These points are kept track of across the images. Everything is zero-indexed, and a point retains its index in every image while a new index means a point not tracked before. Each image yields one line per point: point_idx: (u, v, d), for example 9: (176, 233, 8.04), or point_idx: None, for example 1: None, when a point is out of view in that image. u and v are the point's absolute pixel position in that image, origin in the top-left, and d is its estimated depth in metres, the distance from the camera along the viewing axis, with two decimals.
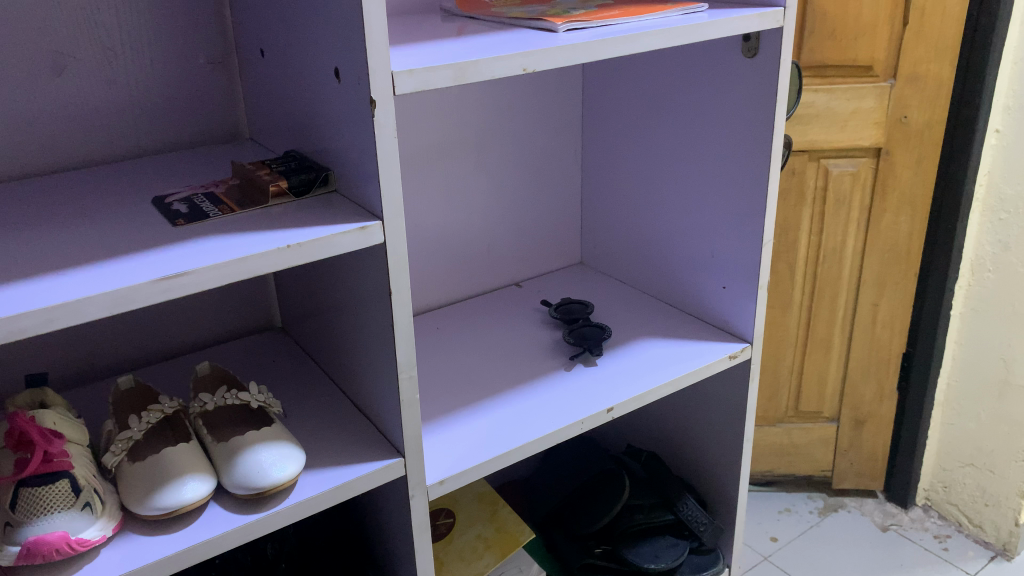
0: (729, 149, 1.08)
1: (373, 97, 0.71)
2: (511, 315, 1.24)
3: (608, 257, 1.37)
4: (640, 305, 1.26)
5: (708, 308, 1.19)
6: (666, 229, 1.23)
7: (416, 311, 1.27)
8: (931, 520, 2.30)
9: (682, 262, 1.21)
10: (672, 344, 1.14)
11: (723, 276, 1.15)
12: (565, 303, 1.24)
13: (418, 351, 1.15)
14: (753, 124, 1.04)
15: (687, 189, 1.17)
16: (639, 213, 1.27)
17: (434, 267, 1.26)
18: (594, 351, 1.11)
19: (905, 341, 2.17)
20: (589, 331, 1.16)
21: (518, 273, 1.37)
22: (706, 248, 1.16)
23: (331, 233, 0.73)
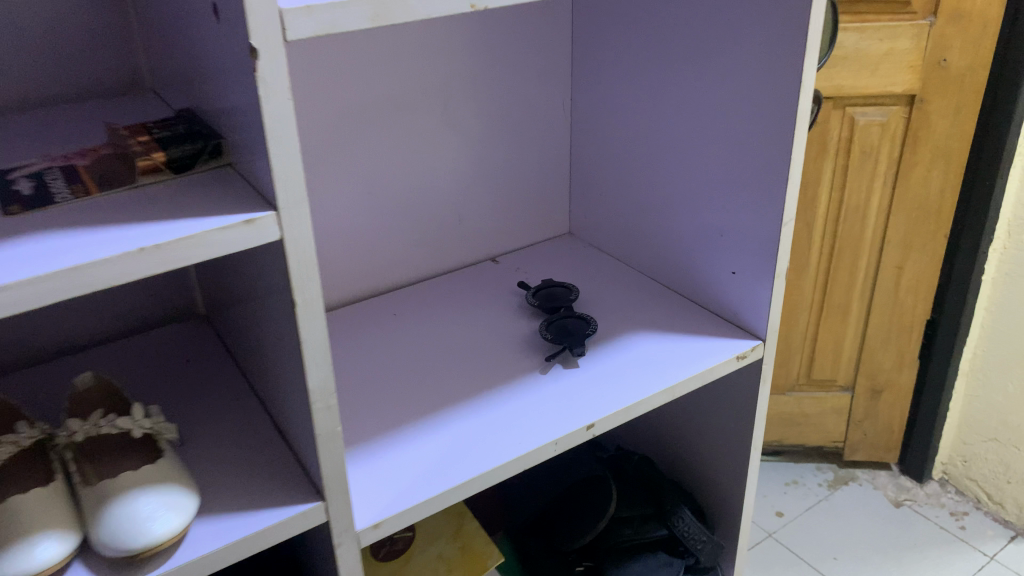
0: (746, 105, 0.88)
1: (254, 46, 0.51)
2: (483, 299, 1.06)
3: (599, 228, 1.18)
4: (635, 287, 1.08)
5: (714, 295, 1.00)
6: (664, 199, 1.03)
7: (372, 291, 1.09)
8: (948, 495, 2.15)
9: (686, 240, 1.02)
10: (669, 340, 0.96)
11: (734, 259, 0.96)
12: (545, 287, 1.05)
13: (369, 343, 0.98)
14: (775, 76, 0.84)
15: (695, 151, 0.97)
16: (634, 178, 1.07)
17: (392, 241, 1.08)
18: (578, 346, 0.93)
19: (930, 306, 1.99)
20: (572, 323, 0.97)
21: (495, 246, 1.19)
22: (712, 224, 0.97)
23: (199, 230, 0.54)
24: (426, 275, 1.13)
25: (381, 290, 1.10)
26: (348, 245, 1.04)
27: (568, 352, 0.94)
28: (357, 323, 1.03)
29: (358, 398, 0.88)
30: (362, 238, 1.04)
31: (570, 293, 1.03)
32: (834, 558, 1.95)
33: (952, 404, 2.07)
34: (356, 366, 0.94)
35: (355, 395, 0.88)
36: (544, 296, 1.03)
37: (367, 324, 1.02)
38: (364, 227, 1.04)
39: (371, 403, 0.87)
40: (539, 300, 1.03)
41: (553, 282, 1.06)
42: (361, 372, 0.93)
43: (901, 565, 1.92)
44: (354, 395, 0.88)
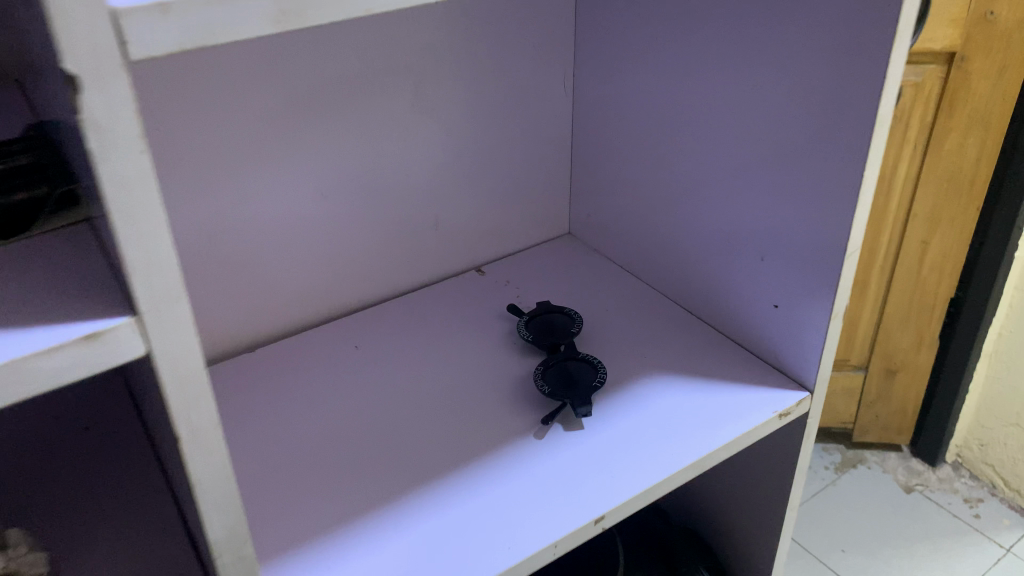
0: (803, 102, 0.68)
1: (73, 73, 0.31)
2: (464, 326, 0.88)
3: (606, 232, 0.98)
4: (648, 310, 0.89)
5: (749, 330, 0.81)
6: (688, 207, 0.84)
7: (333, 314, 0.90)
8: (961, 480, 1.84)
9: (714, 259, 0.83)
10: (694, 391, 0.77)
11: (777, 290, 0.77)
12: (542, 313, 0.86)
13: (324, 391, 0.80)
14: (844, 69, 0.64)
15: (731, 154, 0.77)
16: (649, 177, 0.88)
17: (353, 255, 0.88)
18: (583, 402, 0.74)
19: (956, 284, 1.67)
20: (575, 366, 0.79)
21: (480, 253, 0.99)
22: (750, 245, 0.78)
23: (9, 357, 0.34)
24: (398, 291, 0.94)
25: (343, 311, 0.91)
26: (298, 263, 0.84)
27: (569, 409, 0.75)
28: (311, 360, 0.84)
29: (305, 474, 0.70)
30: (316, 254, 0.85)
31: (572, 323, 0.84)
32: (841, 550, 1.65)
33: (973, 385, 1.76)
34: (306, 424, 0.76)
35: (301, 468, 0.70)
36: (539, 327, 0.84)
37: (323, 362, 0.84)
38: (317, 241, 0.84)
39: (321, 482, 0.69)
40: (534, 332, 0.84)
41: (549, 306, 0.87)
42: (311, 433, 0.74)
43: (911, 564, 1.62)
44: (301, 467, 0.70)
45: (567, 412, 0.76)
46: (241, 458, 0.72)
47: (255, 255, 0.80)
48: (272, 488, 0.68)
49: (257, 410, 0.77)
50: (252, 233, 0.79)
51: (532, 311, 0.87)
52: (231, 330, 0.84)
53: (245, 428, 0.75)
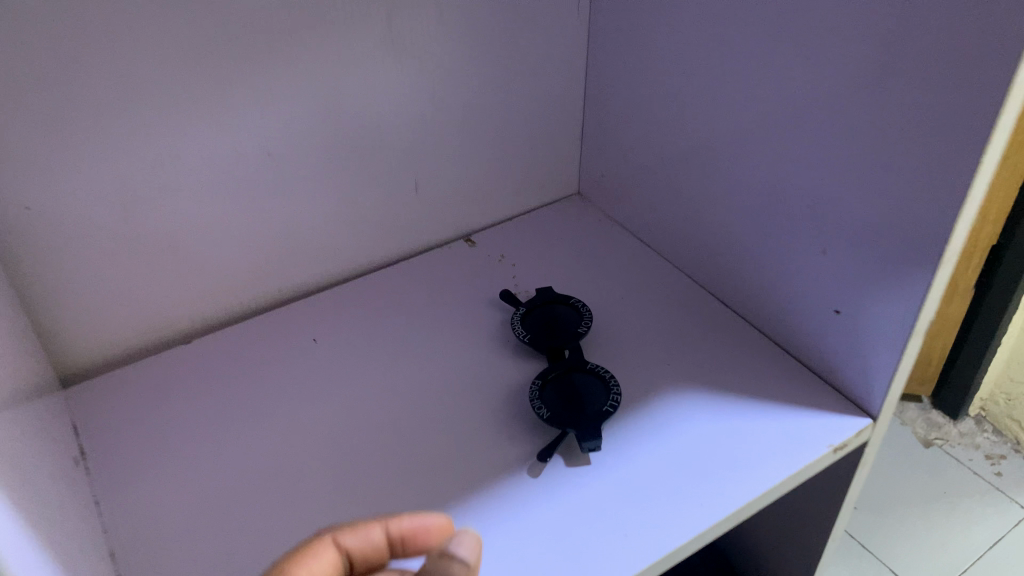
0: (884, 61, 0.51)
1: None
2: (449, 314, 0.73)
3: (625, 197, 0.82)
4: (672, 300, 0.74)
5: (798, 335, 0.66)
6: (725, 179, 0.68)
7: (295, 295, 0.76)
8: (984, 437, 1.44)
9: (757, 246, 0.67)
10: (726, 418, 0.62)
11: (836, 295, 0.61)
12: (545, 306, 0.70)
13: (277, 399, 0.66)
14: (955, 17, 0.46)
15: (784, 121, 0.60)
16: (676, 139, 0.72)
17: (314, 227, 0.73)
18: (591, 435, 0.58)
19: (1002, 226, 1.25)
20: (580, 377, 0.63)
21: (471, 219, 0.83)
22: (802, 234, 0.62)
23: None
24: (373, 266, 0.79)
25: (305, 290, 0.77)
26: (242, 237, 0.69)
27: (573, 437, 0.60)
28: (262, 355, 0.70)
29: (241, 513, 0.56)
30: (264, 224, 0.70)
31: (580, 322, 0.68)
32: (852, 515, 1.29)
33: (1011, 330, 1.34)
34: (249, 442, 0.62)
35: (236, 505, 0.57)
36: (541, 324, 0.69)
37: (277, 359, 0.69)
38: (264, 208, 0.69)
39: (258, 522, 0.55)
40: (533, 331, 0.68)
41: (555, 297, 0.71)
42: (254, 454, 0.61)
43: (914, 544, 1.25)
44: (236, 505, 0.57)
45: (570, 442, 0.60)
46: (164, 486, 0.59)
47: (183, 227, 0.65)
48: (196, 530, 0.55)
49: (193, 423, 0.64)
50: (178, 200, 0.64)
51: (533, 303, 0.71)
52: (165, 315, 0.69)
53: (174, 447, 0.62)
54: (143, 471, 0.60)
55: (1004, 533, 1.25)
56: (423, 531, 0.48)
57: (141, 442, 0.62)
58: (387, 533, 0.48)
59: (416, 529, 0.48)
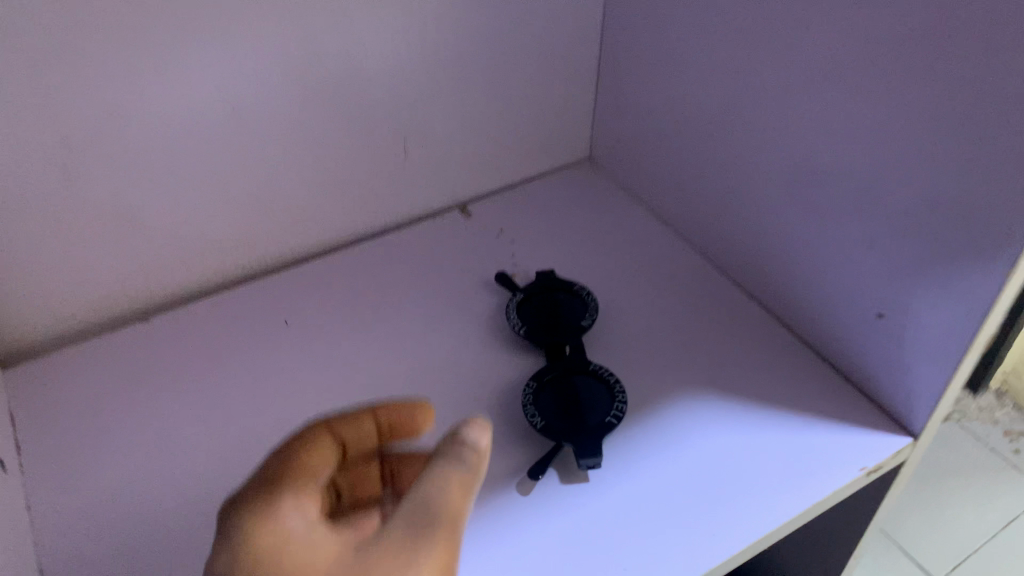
0: (960, 32, 0.42)
1: None
2: (438, 297, 0.65)
3: (643, 167, 0.73)
4: (689, 289, 0.66)
5: (831, 337, 0.58)
6: (756, 154, 0.59)
7: (269, 268, 0.69)
8: (1003, 410, 1.30)
9: (791, 235, 0.59)
10: (744, 432, 0.55)
11: (880, 296, 0.53)
12: (545, 293, 0.62)
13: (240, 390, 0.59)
14: None
15: (832, 100, 0.51)
16: (701, 106, 0.63)
17: (289, 194, 0.65)
18: (591, 453, 0.51)
19: None
20: (582, 379, 0.56)
21: (468, 186, 0.75)
22: (843, 223, 0.54)
23: None
24: (357, 237, 0.72)
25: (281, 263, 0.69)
26: (206, 205, 0.61)
27: (571, 451, 0.53)
28: (229, 337, 0.63)
29: (189, 525, 0.50)
30: (230, 191, 0.62)
31: (584, 314, 0.60)
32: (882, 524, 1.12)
33: None
34: (206, 437, 0.55)
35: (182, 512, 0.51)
36: (540, 314, 0.61)
37: (245, 343, 0.62)
38: (230, 174, 0.61)
39: (207, 537, 0.49)
40: (530, 321, 0.60)
41: (557, 283, 0.63)
42: (210, 453, 0.54)
43: (920, 527, 1.12)
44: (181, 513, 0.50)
45: (566, 455, 0.53)
46: (104, 489, 0.52)
47: (132, 195, 0.58)
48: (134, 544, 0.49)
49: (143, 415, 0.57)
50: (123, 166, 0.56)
51: (532, 288, 0.63)
52: (119, 292, 0.62)
53: (122, 441, 0.55)
54: (85, 470, 0.53)
55: (1021, 513, 1.13)
56: (412, 418, 0.44)
57: (84, 437, 0.56)
58: (377, 421, 0.43)
59: (405, 417, 0.44)
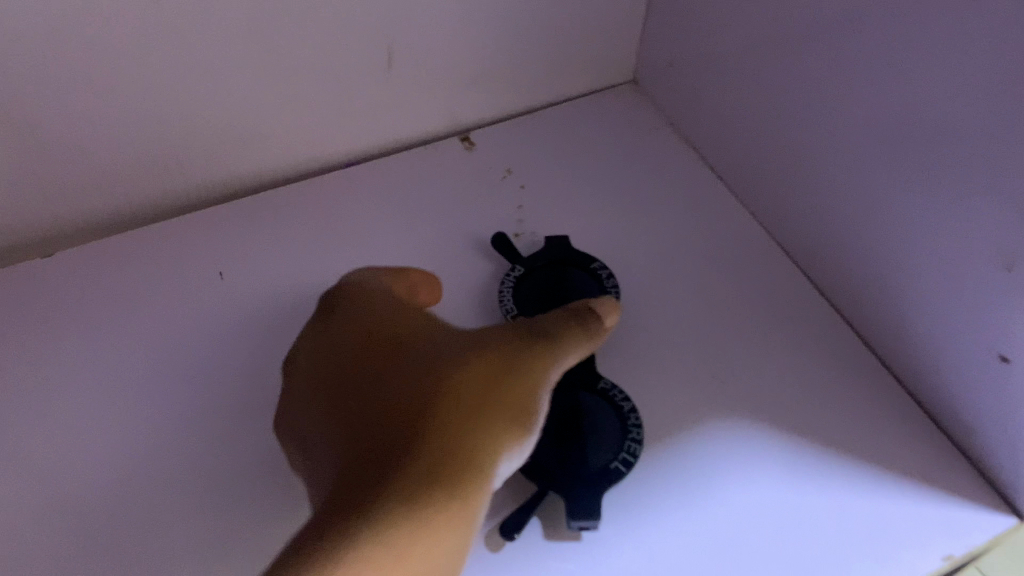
0: None
1: None
2: (422, 256, 0.52)
3: (701, 105, 0.58)
4: (739, 277, 0.52)
5: (921, 362, 0.45)
6: (853, 115, 0.44)
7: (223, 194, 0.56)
8: None
9: (882, 233, 0.45)
10: (790, 493, 0.42)
11: (992, 336, 0.39)
12: (554, 271, 0.49)
13: (166, 356, 0.48)
14: None
15: (966, 70, 0.36)
16: (785, 39, 0.48)
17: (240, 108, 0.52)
18: (587, 512, 0.39)
19: None
20: (588, 399, 0.43)
21: (478, 108, 0.61)
22: (957, 230, 0.39)
23: None
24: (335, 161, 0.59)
25: (240, 188, 0.57)
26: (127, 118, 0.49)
27: (559, 500, 0.41)
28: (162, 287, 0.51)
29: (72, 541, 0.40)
30: (165, 107, 0.50)
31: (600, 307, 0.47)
32: None
33: None
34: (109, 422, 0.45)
35: (65, 522, 0.41)
36: (542, 301, 0.47)
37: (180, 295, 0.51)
38: (162, 87, 0.49)
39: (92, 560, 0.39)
40: (529, 310, 0.47)
41: (571, 259, 0.49)
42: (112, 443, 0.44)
43: None
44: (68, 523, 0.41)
45: (555, 502, 0.42)
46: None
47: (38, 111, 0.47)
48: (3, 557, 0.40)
49: (44, 377, 0.47)
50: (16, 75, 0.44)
51: (538, 263, 0.49)
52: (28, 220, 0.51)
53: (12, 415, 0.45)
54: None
55: None
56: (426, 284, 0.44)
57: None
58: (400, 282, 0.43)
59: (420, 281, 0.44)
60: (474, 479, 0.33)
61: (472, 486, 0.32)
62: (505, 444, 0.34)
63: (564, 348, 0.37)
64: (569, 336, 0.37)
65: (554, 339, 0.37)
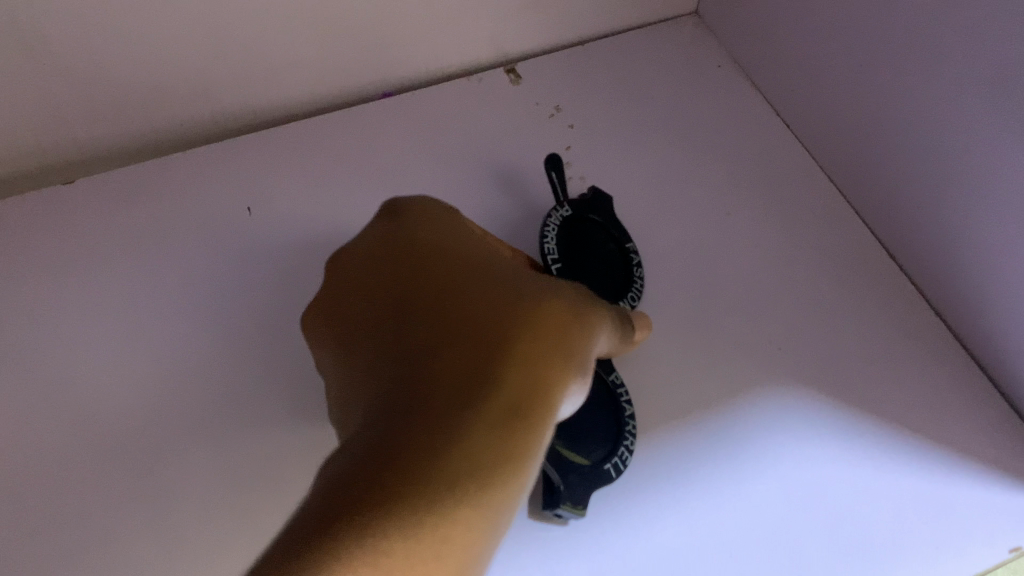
0: None
1: None
2: (466, 198, 0.49)
3: (768, 43, 0.54)
4: (801, 235, 0.49)
5: (995, 337, 0.42)
6: (951, 64, 0.40)
7: (256, 122, 0.53)
8: None
9: (972, 194, 0.41)
10: (846, 469, 0.40)
11: None
12: (595, 229, 0.45)
13: (202, 295, 0.46)
14: None
15: None
16: None
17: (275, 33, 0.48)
18: (573, 505, 0.36)
19: None
20: (604, 390, 0.39)
21: (527, 37, 0.56)
22: None
23: None
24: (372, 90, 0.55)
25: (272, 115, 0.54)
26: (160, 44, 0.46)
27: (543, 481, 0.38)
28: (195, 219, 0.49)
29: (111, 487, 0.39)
30: (199, 27, 0.46)
31: (625, 295, 0.43)
32: None
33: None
34: (144, 366, 0.43)
35: (104, 467, 0.40)
36: (583, 255, 0.43)
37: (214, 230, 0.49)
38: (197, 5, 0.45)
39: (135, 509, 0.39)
40: (572, 264, 0.42)
41: (611, 225, 0.45)
42: (148, 388, 0.43)
43: None
44: (97, 472, 0.40)
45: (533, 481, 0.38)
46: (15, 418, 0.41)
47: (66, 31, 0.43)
48: (31, 505, 0.39)
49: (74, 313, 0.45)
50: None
51: (586, 212, 0.45)
52: (57, 149, 0.49)
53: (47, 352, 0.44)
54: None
55: None
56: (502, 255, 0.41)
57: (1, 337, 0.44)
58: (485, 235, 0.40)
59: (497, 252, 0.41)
60: (537, 408, 0.29)
61: (538, 415, 0.29)
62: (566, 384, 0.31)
63: (615, 327, 0.35)
64: (620, 322, 0.35)
65: (609, 310, 0.35)
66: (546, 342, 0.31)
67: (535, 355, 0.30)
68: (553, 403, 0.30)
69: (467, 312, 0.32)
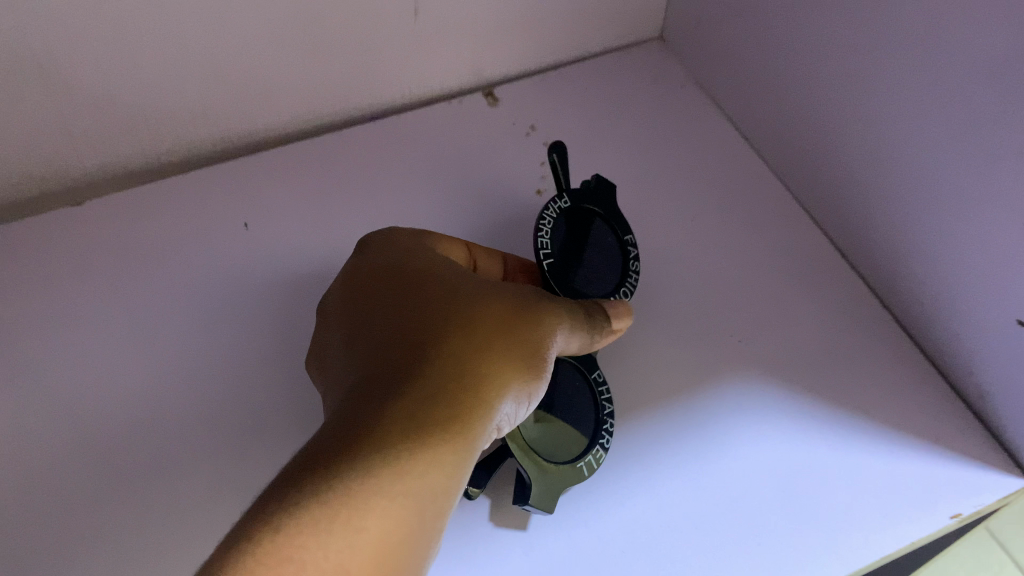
0: None
1: None
2: (449, 212, 0.53)
3: (726, 67, 0.58)
4: (760, 240, 0.52)
5: (938, 326, 0.46)
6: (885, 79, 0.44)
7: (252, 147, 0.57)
8: None
9: (911, 196, 0.44)
10: (802, 449, 0.43)
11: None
12: (593, 219, 0.47)
13: (204, 305, 0.49)
14: None
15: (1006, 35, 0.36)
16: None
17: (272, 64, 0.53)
18: (539, 503, 0.38)
19: None
20: (581, 396, 0.42)
21: (504, 66, 0.61)
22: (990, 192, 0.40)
23: None
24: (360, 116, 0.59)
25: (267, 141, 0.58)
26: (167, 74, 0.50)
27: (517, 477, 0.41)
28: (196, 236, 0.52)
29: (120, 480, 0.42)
30: (203, 58, 0.50)
31: (622, 287, 0.46)
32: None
33: None
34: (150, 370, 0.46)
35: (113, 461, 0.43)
36: (579, 247, 0.46)
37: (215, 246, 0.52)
38: (203, 38, 0.49)
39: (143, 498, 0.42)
40: (567, 259, 0.45)
41: (611, 216, 0.48)
42: (153, 390, 0.46)
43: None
44: (107, 467, 0.43)
45: (508, 473, 0.41)
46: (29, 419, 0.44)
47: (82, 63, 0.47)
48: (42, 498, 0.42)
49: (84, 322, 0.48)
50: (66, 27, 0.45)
51: (582, 203, 0.47)
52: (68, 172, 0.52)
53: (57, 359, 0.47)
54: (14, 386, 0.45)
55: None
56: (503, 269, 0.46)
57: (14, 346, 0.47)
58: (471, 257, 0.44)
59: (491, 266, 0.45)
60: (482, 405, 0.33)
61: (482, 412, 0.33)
62: (512, 381, 0.35)
63: (580, 325, 0.39)
64: (587, 316, 0.39)
65: (569, 311, 0.38)
66: (482, 339, 0.35)
67: (470, 351, 0.34)
68: (490, 393, 0.34)
69: (429, 315, 0.36)
